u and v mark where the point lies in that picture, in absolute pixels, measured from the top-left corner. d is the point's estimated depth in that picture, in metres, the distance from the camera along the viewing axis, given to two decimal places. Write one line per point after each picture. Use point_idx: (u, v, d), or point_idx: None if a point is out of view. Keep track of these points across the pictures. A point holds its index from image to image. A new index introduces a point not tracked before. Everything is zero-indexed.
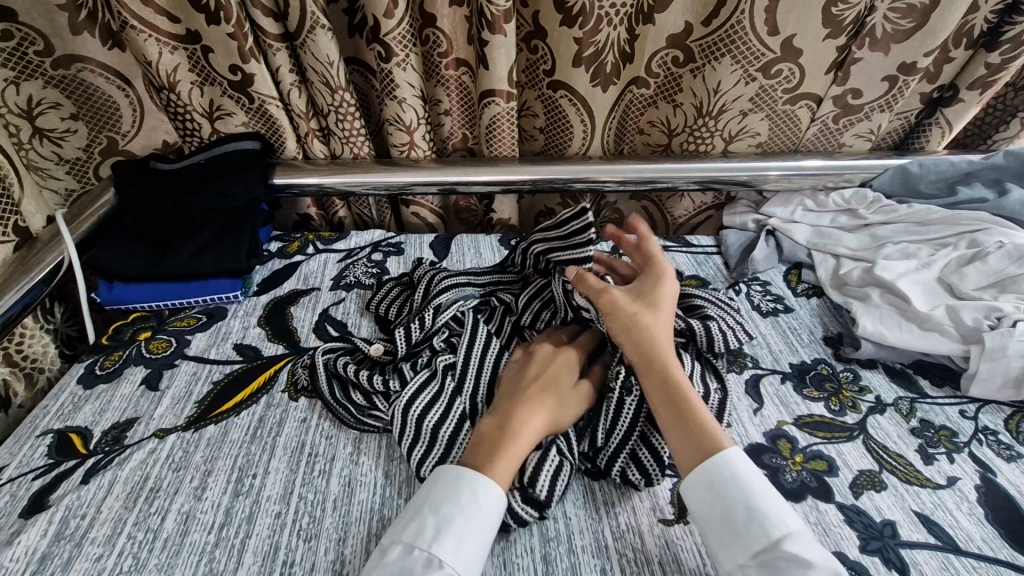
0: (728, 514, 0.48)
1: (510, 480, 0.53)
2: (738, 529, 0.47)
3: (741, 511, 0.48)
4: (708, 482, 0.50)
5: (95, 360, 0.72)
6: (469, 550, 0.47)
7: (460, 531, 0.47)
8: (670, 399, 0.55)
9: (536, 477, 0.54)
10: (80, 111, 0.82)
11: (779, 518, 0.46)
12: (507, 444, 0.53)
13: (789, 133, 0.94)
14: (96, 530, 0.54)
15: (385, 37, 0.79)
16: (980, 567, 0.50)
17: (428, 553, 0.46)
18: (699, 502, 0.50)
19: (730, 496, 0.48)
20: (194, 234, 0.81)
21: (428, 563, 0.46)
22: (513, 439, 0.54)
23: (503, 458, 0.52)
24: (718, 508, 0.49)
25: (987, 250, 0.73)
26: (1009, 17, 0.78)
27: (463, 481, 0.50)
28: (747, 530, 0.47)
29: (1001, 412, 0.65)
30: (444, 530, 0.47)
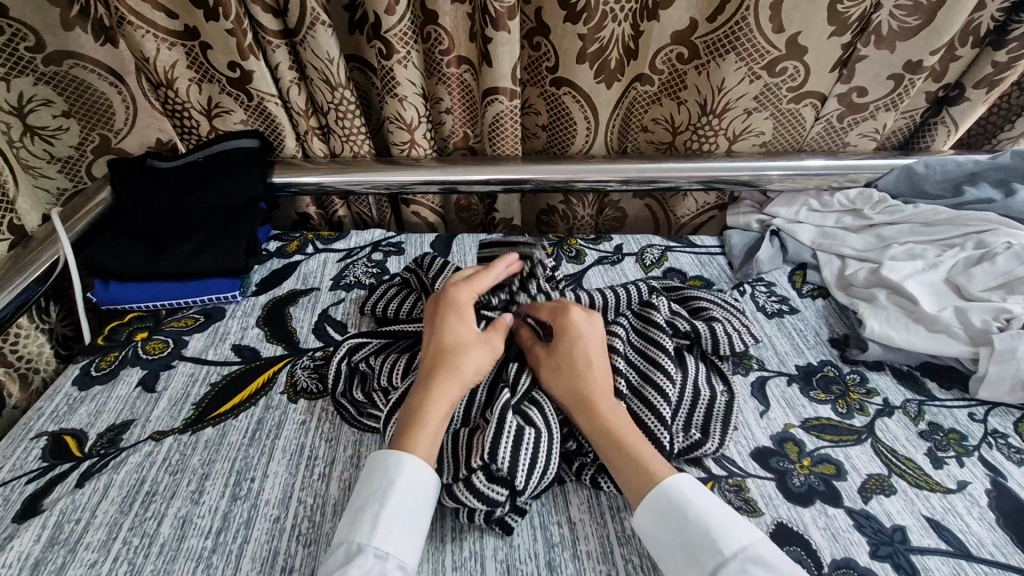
0: (684, 537, 0.47)
1: (513, 480, 0.51)
2: (690, 554, 0.46)
3: (695, 531, 0.46)
4: (656, 514, 0.49)
5: (91, 361, 0.71)
6: (394, 530, 0.48)
7: (379, 512, 0.48)
8: (606, 442, 0.54)
9: (537, 476, 0.53)
10: (72, 109, 0.80)
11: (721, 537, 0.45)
12: (419, 423, 0.54)
13: (794, 132, 0.93)
14: (91, 534, 0.53)
15: (387, 34, 0.78)
16: (992, 573, 0.49)
17: (350, 541, 0.47)
18: (651, 533, 0.49)
19: (675, 518, 0.48)
20: (192, 233, 0.80)
21: (350, 551, 0.47)
22: (427, 413, 0.54)
23: (420, 433, 0.53)
24: (674, 532, 0.47)
25: (995, 251, 0.72)
26: (1017, 15, 0.77)
27: (383, 464, 0.51)
28: (695, 552, 0.46)
29: (1010, 415, 0.64)
30: (368, 515, 0.48)
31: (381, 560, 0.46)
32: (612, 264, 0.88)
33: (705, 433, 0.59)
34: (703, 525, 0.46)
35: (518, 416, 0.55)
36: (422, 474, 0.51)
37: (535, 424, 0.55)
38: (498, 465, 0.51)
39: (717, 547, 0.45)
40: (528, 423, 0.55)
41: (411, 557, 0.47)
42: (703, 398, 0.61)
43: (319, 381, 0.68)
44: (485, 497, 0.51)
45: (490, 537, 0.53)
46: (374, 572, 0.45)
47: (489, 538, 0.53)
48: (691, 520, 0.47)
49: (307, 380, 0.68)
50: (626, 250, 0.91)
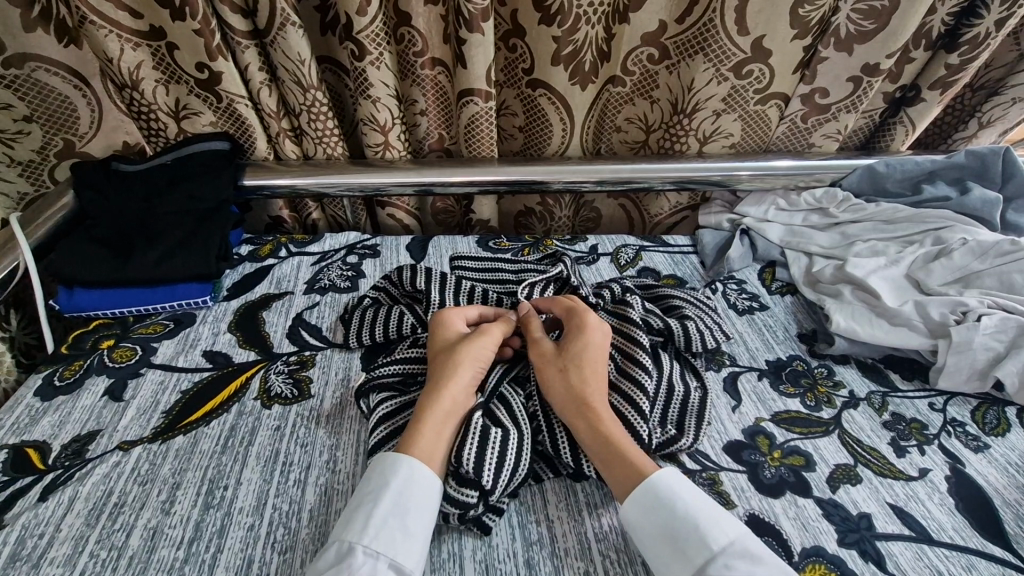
0: (666, 530, 0.48)
1: (480, 480, 0.52)
2: (675, 550, 0.47)
3: (679, 528, 0.47)
4: (639, 506, 0.49)
5: (54, 371, 0.69)
6: (388, 528, 0.48)
7: (371, 512, 0.48)
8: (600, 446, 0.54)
9: (505, 477, 0.54)
10: (34, 113, 0.79)
11: (715, 531, 0.46)
12: (417, 430, 0.54)
13: (762, 133, 0.95)
14: (55, 549, 0.51)
15: (358, 35, 0.77)
16: (952, 555, 0.51)
17: (342, 540, 0.47)
18: (637, 528, 0.49)
19: (657, 520, 0.48)
20: (160, 238, 0.78)
21: (340, 550, 0.46)
22: (424, 419, 0.55)
23: (418, 438, 0.53)
24: (657, 524, 0.48)
25: (951, 247, 0.75)
26: (967, 19, 0.81)
27: (381, 466, 0.52)
28: (686, 550, 0.46)
29: (968, 404, 0.67)
30: (360, 515, 0.48)
31: (373, 557, 0.46)
32: (588, 264, 0.89)
33: (679, 429, 0.60)
34: (692, 524, 0.47)
35: (485, 416, 0.57)
36: (420, 475, 0.51)
37: (502, 425, 0.57)
38: (464, 467, 0.52)
39: (702, 547, 0.45)
40: (495, 424, 0.57)
41: (408, 557, 0.47)
42: (677, 393, 0.63)
43: (293, 387, 0.68)
44: (455, 499, 0.52)
45: (468, 538, 0.53)
46: (367, 570, 0.45)
47: (467, 539, 0.53)
48: (686, 521, 0.47)
49: (281, 386, 0.68)
50: (601, 250, 0.92)
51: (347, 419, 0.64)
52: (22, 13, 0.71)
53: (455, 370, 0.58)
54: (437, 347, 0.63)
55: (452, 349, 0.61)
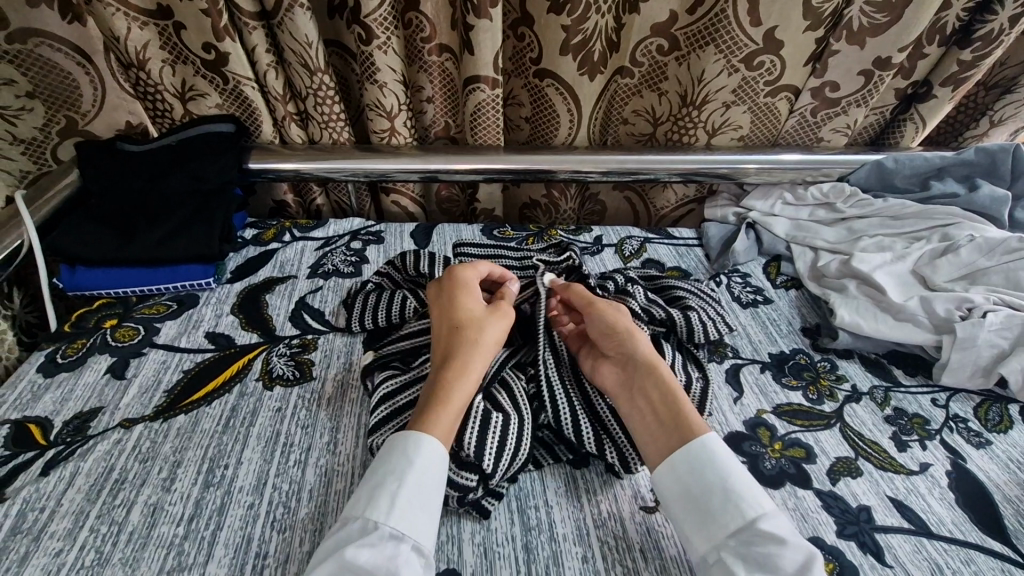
0: (714, 488, 0.48)
1: (480, 464, 0.53)
2: (722, 507, 0.47)
3: (727, 488, 0.48)
4: (692, 463, 0.50)
5: (56, 348, 0.69)
6: (411, 510, 0.47)
7: (395, 492, 0.48)
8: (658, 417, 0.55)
9: (505, 462, 0.54)
10: (36, 89, 0.78)
11: (756, 499, 0.47)
12: (441, 403, 0.54)
13: (771, 126, 0.95)
14: (56, 523, 0.51)
15: (366, 18, 0.77)
16: (951, 549, 0.51)
17: (361, 519, 0.47)
18: (684, 484, 0.50)
19: (709, 477, 0.49)
20: (164, 217, 0.78)
21: (361, 528, 0.46)
22: (446, 394, 0.55)
23: (442, 412, 0.53)
24: (705, 483, 0.49)
25: (958, 243, 0.75)
26: (981, 14, 0.80)
27: (401, 444, 0.51)
28: (728, 511, 0.47)
29: (971, 400, 0.66)
30: (376, 494, 0.48)
31: (396, 539, 0.46)
32: (592, 254, 0.88)
33: None
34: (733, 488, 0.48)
35: (486, 401, 0.58)
36: (434, 455, 0.51)
37: (503, 410, 0.57)
38: (465, 451, 0.53)
39: (752, 505, 0.47)
40: (495, 409, 0.57)
41: (420, 535, 0.47)
42: (678, 383, 0.62)
43: (295, 369, 0.68)
44: (454, 483, 0.53)
45: (467, 521, 0.53)
46: (388, 551, 0.45)
47: (466, 523, 0.53)
48: (729, 484, 0.48)
49: (283, 367, 0.68)
50: (606, 241, 0.92)
51: (348, 402, 0.64)
52: None
53: (477, 351, 0.59)
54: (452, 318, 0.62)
55: (473, 327, 0.61)
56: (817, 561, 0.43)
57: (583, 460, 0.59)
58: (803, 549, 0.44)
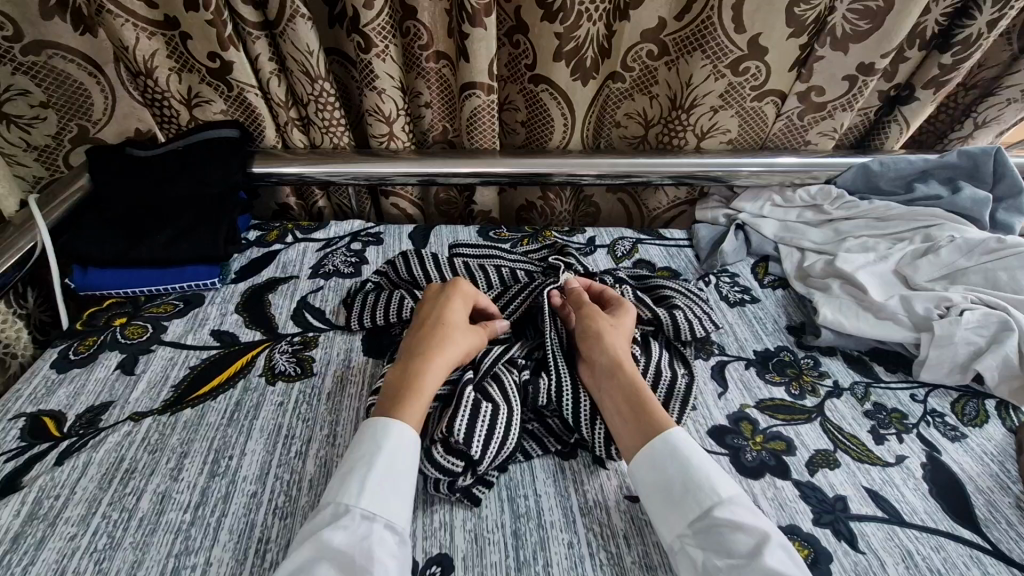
0: (673, 481, 0.51)
1: (468, 450, 0.55)
2: (681, 498, 0.50)
3: (687, 479, 0.50)
4: (653, 457, 0.53)
5: (69, 345, 0.72)
6: (381, 493, 0.50)
7: (364, 478, 0.50)
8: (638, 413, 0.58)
9: (493, 449, 0.56)
10: (51, 100, 0.83)
11: (714, 486, 0.49)
12: (411, 393, 0.58)
13: (759, 129, 0.97)
14: (70, 510, 0.54)
15: (366, 27, 0.79)
16: (922, 537, 0.53)
17: (336, 503, 0.49)
18: (648, 478, 0.52)
19: (669, 470, 0.51)
20: (171, 220, 0.81)
21: (335, 511, 0.49)
22: (418, 385, 0.58)
23: (411, 402, 0.57)
24: (665, 476, 0.51)
25: (939, 244, 0.78)
26: (961, 20, 0.82)
27: (372, 427, 0.54)
28: (687, 501, 0.49)
29: (949, 396, 0.68)
30: (353, 479, 0.51)
31: (368, 520, 0.48)
32: (585, 255, 0.91)
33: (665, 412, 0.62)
34: (691, 476, 0.50)
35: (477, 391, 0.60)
36: (406, 442, 0.54)
37: (492, 399, 0.60)
38: (453, 436, 0.55)
39: (711, 494, 0.49)
40: (485, 398, 0.60)
41: (392, 514, 0.49)
42: (664, 378, 0.65)
43: (297, 365, 0.70)
44: (441, 466, 0.55)
45: (459, 509, 0.56)
46: (362, 531, 0.48)
47: (458, 511, 0.56)
48: (688, 472, 0.51)
49: (285, 364, 0.70)
50: (598, 242, 0.94)
51: (348, 397, 0.67)
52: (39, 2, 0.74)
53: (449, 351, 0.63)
54: (436, 317, 0.66)
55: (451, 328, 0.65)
56: (772, 542, 0.45)
57: (571, 451, 0.62)
58: (758, 533, 0.46)
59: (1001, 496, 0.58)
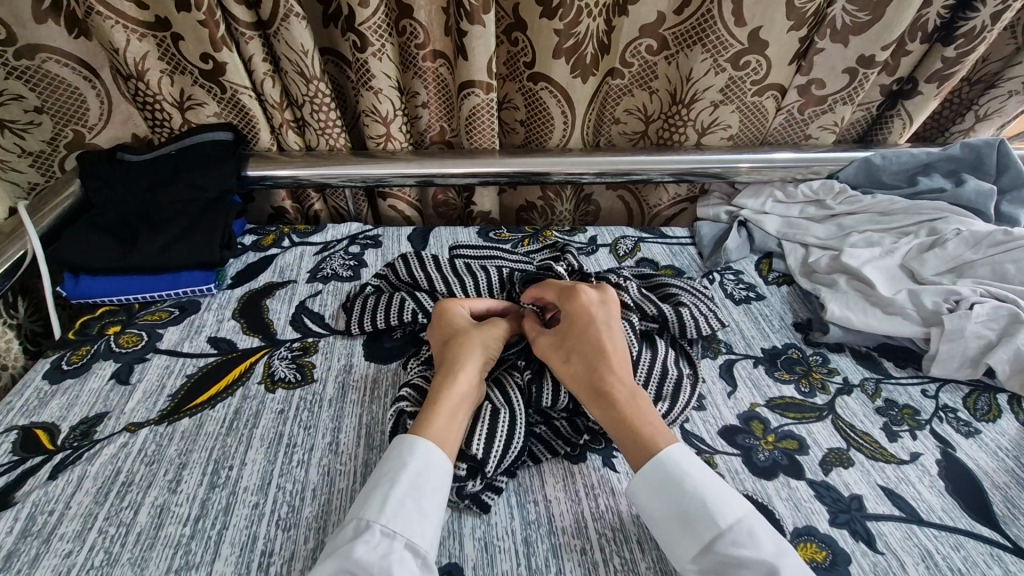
0: (673, 511, 0.49)
1: (472, 453, 0.55)
2: (683, 529, 0.48)
3: (684, 507, 0.49)
4: (650, 484, 0.51)
5: (61, 355, 0.70)
6: (405, 510, 0.48)
7: (389, 491, 0.49)
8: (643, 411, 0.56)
9: (498, 451, 0.56)
10: (45, 105, 0.81)
11: (714, 515, 0.48)
12: (434, 410, 0.55)
13: (759, 125, 0.96)
14: (65, 525, 0.52)
15: (361, 25, 0.78)
16: (941, 535, 0.52)
17: (360, 518, 0.48)
18: (647, 506, 0.51)
19: (668, 497, 0.50)
20: (165, 226, 0.79)
21: (358, 527, 0.47)
22: (438, 402, 0.56)
23: (434, 417, 0.55)
24: (664, 504, 0.50)
25: (945, 237, 0.77)
26: (963, 12, 0.81)
27: (397, 449, 0.53)
28: (689, 531, 0.48)
29: (960, 391, 0.68)
30: (375, 495, 0.49)
31: (389, 537, 0.47)
32: (587, 254, 0.90)
33: (674, 412, 0.61)
34: (701, 498, 0.49)
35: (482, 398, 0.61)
36: (437, 460, 0.52)
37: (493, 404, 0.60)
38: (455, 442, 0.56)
39: (711, 524, 0.47)
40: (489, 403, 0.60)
41: (421, 537, 0.47)
42: (670, 377, 0.64)
43: (297, 372, 0.69)
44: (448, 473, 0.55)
45: (468, 517, 0.54)
46: (382, 548, 0.46)
47: (467, 518, 0.54)
48: (694, 494, 0.49)
49: (285, 370, 0.69)
50: (600, 241, 0.93)
51: (349, 403, 0.65)
52: (32, 5, 0.74)
53: (473, 358, 0.61)
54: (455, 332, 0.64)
55: (467, 337, 0.63)
56: (783, 570, 0.44)
57: (581, 455, 0.60)
58: (763, 566, 0.44)
59: (1018, 492, 0.57)
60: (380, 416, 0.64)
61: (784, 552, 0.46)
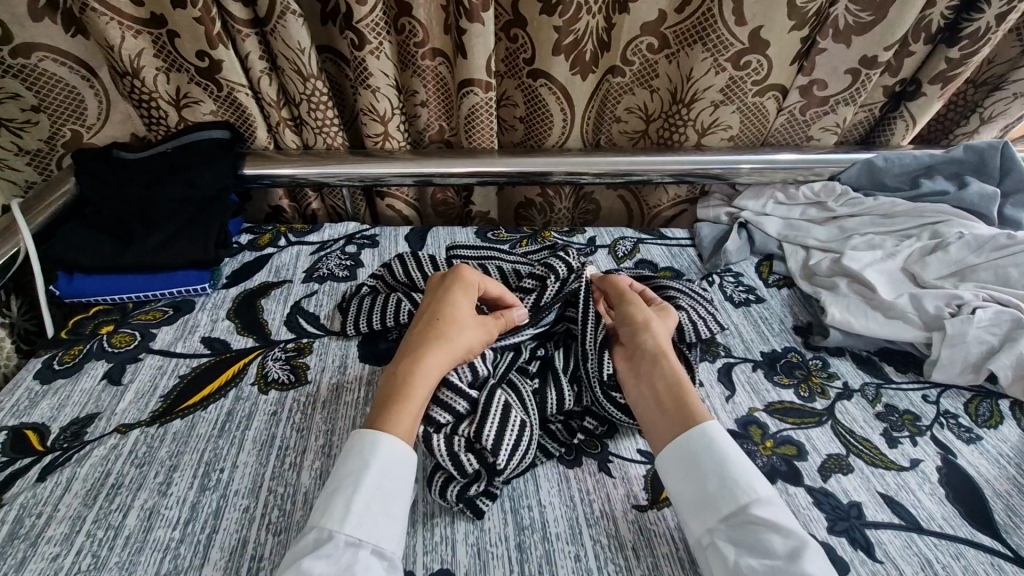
0: (703, 480, 0.50)
1: (493, 457, 0.54)
2: (711, 497, 0.49)
3: (714, 478, 0.49)
4: (685, 451, 0.52)
5: (54, 355, 0.69)
6: (369, 515, 0.47)
7: (352, 496, 0.48)
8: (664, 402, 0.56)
9: (515, 458, 0.55)
10: (42, 104, 0.81)
11: (748, 486, 0.48)
12: (401, 406, 0.54)
13: (761, 126, 0.95)
14: (53, 528, 0.52)
15: (358, 24, 0.77)
16: (941, 544, 0.52)
17: (322, 527, 0.47)
18: (676, 473, 0.51)
19: (701, 465, 0.50)
20: (160, 224, 0.79)
21: (320, 536, 0.46)
22: (404, 394, 0.55)
23: (401, 413, 0.53)
24: (694, 474, 0.50)
25: (947, 241, 0.76)
26: (967, 13, 0.80)
27: (360, 443, 0.51)
28: (718, 499, 0.48)
29: (962, 396, 0.67)
30: (338, 501, 0.48)
31: (353, 547, 0.46)
32: (586, 255, 0.89)
33: None
34: (732, 471, 0.49)
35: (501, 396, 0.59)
36: (399, 458, 0.51)
37: (513, 405, 0.58)
38: (479, 441, 0.54)
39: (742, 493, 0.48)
40: (511, 405, 0.58)
41: (388, 540, 0.47)
42: None
43: (290, 373, 0.68)
44: (460, 470, 0.53)
45: (462, 522, 0.54)
46: (346, 558, 0.45)
47: (460, 523, 0.53)
48: (724, 471, 0.49)
49: (279, 371, 0.68)
50: (599, 242, 0.92)
51: (343, 406, 0.65)
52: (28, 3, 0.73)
53: (448, 356, 0.58)
54: (439, 312, 0.62)
55: (454, 330, 0.60)
56: (809, 548, 0.44)
57: (576, 459, 0.60)
58: (791, 538, 0.44)
59: (1019, 500, 0.56)
60: None
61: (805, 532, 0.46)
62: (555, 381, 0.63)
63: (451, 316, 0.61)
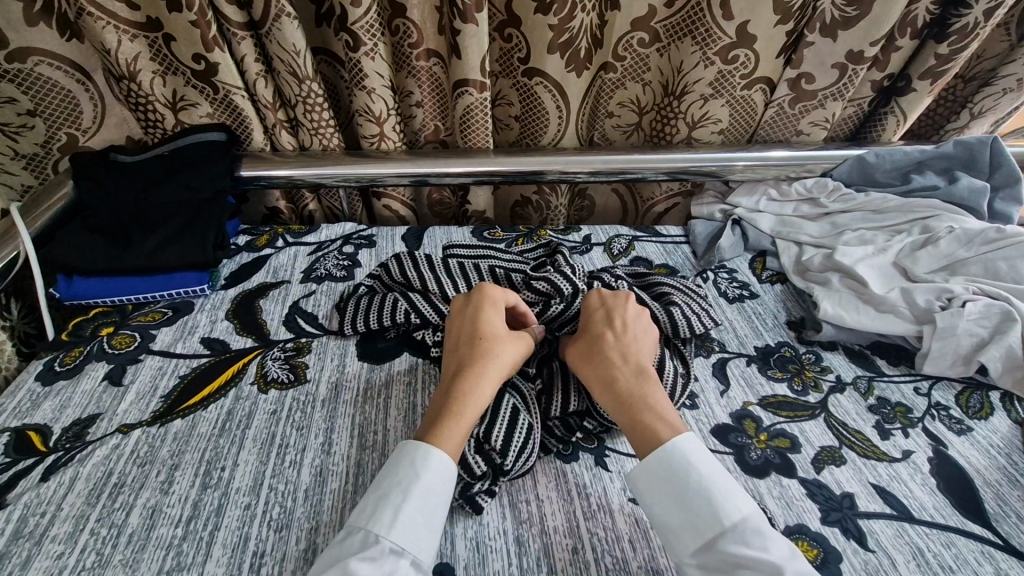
0: (679, 505, 0.49)
1: (499, 458, 0.55)
2: (688, 524, 0.48)
3: (689, 503, 0.48)
4: (657, 474, 0.50)
5: (54, 357, 0.70)
6: (414, 524, 0.48)
7: (399, 506, 0.48)
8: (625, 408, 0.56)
9: (523, 458, 0.56)
10: (38, 108, 0.81)
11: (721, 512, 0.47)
12: (453, 419, 0.54)
13: (748, 118, 0.96)
14: (56, 527, 0.52)
15: (352, 26, 0.78)
16: (932, 533, 0.53)
17: (367, 531, 0.47)
18: (653, 498, 0.50)
19: (677, 488, 0.49)
20: (159, 226, 0.79)
21: (366, 539, 0.47)
22: (453, 410, 0.55)
23: (450, 428, 0.53)
24: (670, 499, 0.49)
25: (938, 235, 0.77)
26: (955, 10, 0.81)
27: (410, 455, 0.51)
28: (695, 525, 0.47)
29: (953, 388, 0.68)
30: (387, 507, 0.48)
31: (396, 555, 0.46)
32: (581, 253, 0.90)
33: None
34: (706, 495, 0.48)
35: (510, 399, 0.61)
36: (449, 470, 0.51)
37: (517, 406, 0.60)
38: (489, 442, 0.56)
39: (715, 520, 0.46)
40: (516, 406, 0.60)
41: (427, 554, 0.47)
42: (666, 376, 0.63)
43: (290, 372, 0.69)
44: (467, 469, 0.55)
45: (461, 517, 0.54)
46: (388, 566, 0.45)
47: (460, 519, 0.54)
48: (700, 494, 0.48)
49: (278, 371, 0.69)
50: (594, 240, 0.93)
51: (342, 404, 0.65)
52: (24, 8, 0.73)
53: (493, 372, 0.58)
54: (477, 328, 0.62)
55: (492, 342, 0.61)
56: None
57: (572, 454, 0.61)
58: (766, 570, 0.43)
59: (1009, 490, 0.57)
60: (373, 417, 0.64)
61: (788, 555, 0.44)
62: (563, 382, 0.64)
63: (486, 330, 0.62)
